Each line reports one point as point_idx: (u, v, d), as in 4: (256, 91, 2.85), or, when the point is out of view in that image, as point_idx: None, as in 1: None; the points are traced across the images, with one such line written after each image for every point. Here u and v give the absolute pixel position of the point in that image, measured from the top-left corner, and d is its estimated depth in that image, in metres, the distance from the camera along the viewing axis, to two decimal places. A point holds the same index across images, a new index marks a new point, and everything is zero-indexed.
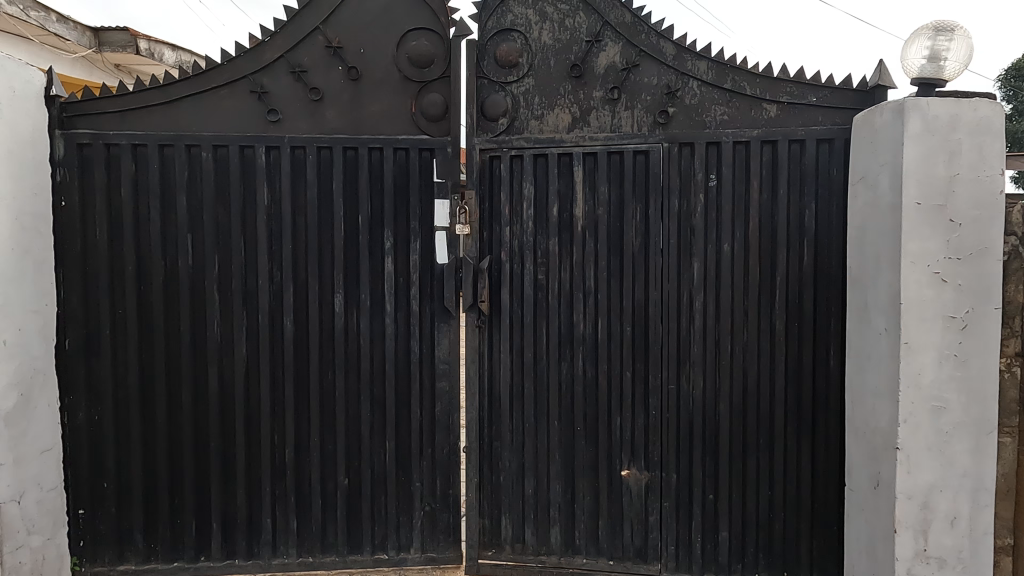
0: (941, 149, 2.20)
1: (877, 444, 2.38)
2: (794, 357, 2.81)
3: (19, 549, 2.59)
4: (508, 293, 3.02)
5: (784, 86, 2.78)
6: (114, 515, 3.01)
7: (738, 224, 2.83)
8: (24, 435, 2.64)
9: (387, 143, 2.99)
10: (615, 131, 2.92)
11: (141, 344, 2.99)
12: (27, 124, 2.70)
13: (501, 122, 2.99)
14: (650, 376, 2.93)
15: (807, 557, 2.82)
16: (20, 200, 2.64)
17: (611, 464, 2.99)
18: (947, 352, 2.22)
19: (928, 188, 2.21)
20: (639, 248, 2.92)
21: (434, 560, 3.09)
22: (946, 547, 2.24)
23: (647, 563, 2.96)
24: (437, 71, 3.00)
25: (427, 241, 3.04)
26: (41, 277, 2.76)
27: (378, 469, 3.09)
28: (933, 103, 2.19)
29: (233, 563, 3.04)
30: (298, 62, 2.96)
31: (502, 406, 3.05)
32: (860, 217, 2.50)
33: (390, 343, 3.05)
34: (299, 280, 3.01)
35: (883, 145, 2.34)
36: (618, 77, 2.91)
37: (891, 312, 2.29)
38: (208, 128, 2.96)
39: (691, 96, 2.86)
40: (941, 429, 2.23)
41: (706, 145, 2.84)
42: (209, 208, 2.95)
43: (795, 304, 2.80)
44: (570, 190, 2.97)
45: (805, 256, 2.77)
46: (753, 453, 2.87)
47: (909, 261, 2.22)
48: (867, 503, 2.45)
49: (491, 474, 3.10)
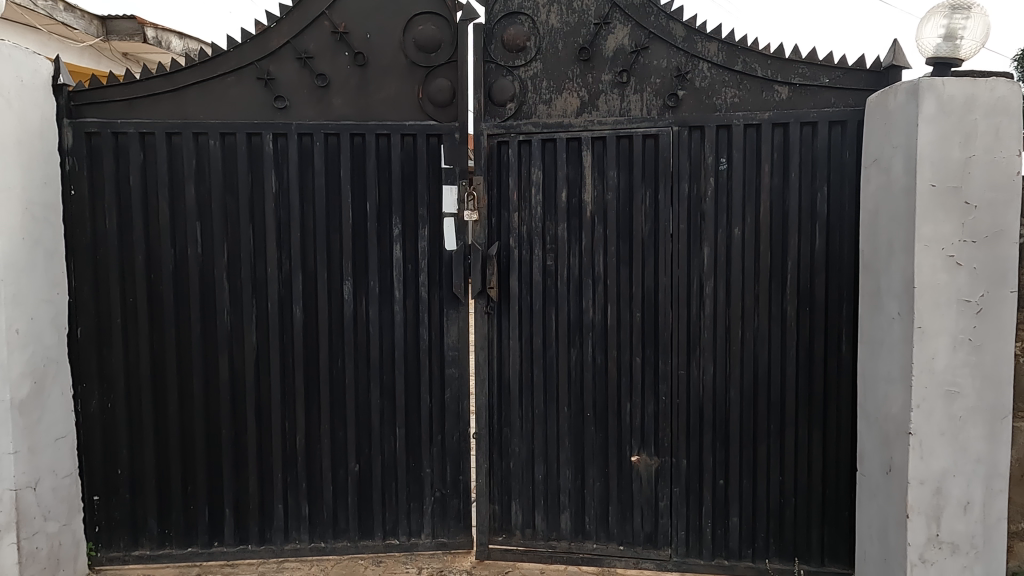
0: (956, 130, 2.16)
1: (889, 430, 2.36)
2: (805, 342, 2.79)
3: (36, 535, 2.63)
4: (517, 280, 3.01)
5: (796, 67, 2.74)
6: (129, 502, 3.04)
7: (749, 208, 2.80)
8: (39, 424, 2.66)
9: (395, 129, 2.98)
10: (624, 115, 2.89)
11: (153, 332, 3.00)
12: (35, 113, 2.70)
13: (509, 107, 2.97)
14: (660, 362, 2.92)
15: (818, 543, 2.82)
16: (30, 191, 2.65)
17: (621, 450, 2.99)
18: (961, 337, 2.20)
19: (944, 170, 2.17)
20: (648, 234, 2.89)
21: (445, 546, 3.12)
22: (959, 532, 2.23)
23: (657, 549, 2.96)
24: (445, 56, 2.97)
25: (435, 228, 3.03)
26: (52, 266, 2.78)
27: (388, 457, 3.10)
28: (948, 83, 2.15)
29: (247, 548, 3.07)
30: (304, 49, 2.94)
31: (511, 393, 3.05)
32: (873, 200, 2.47)
33: (400, 331, 3.06)
34: (308, 268, 3.02)
35: (898, 127, 2.30)
36: (627, 60, 2.87)
37: (904, 297, 2.26)
38: (214, 115, 2.95)
39: (701, 78, 2.82)
40: (954, 415, 2.21)
41: (716, 128, 2.80)
42: (217, 197, 2.95)
43: (807, 289, 2.77)
44: (578, 176, 2.95)
45: (817, 241, 2.74)
46: (764, 439, 2.86)
47: (922, 244, 2.19)
48: (879, 489, 2.44)
49: (501, 460, 3.10)
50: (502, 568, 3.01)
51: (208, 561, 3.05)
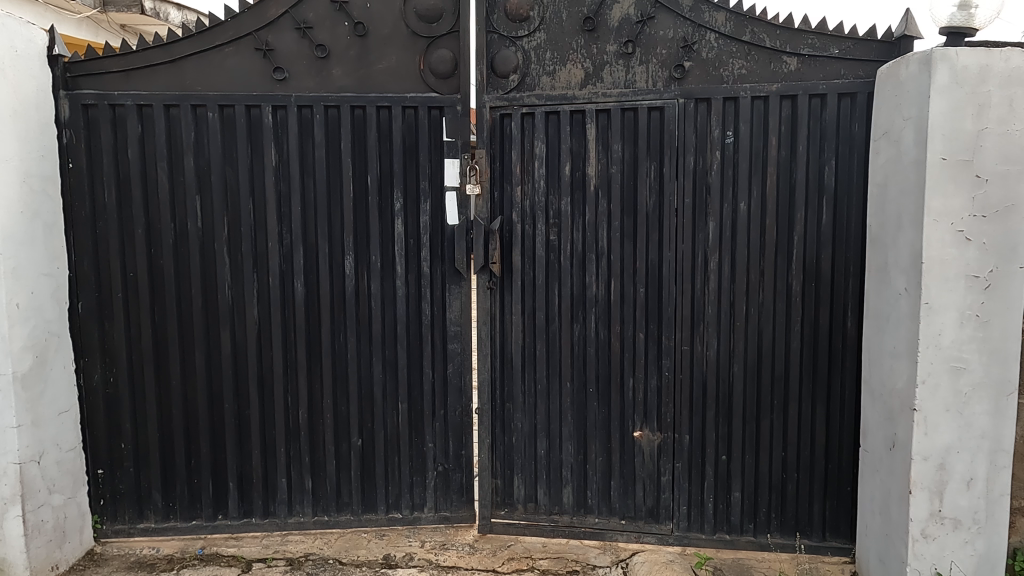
0: (969, 102, 2.11)
1: (894, 405, 2.35)
2: (811, 318, 2.77)
3: (41, 508, 2.65)
4: (519, 254, 2.98)
5: (805, 38, 2.68)
6: (133, 475, 3.05)
7: (755, 181, 2.76)
8: (42, 397, 2.67)
9: (396, 101, 2.93)
10: (629, 87, 2.84)
11: (154, 305, 2.99)
12: (31, 83, 2.67)
13: (512, 78, 2.92)
14: (663, 336, 2.89)
15: (819, 517, 2.83)
16: (27, 163, 2.63)
17: (623, 424, 2.99)
18: (968, 313, 2.17)
19: (955, 143, 2.13)
20: (653, 207, 2.85)
21: (448, 519, 3.14)
22: (961, 508, 2.22)
23: (659, 523, 2.98)
24: (446, 26, 2.91)
25: (437, 202, 3.00)
26: (52, 240, 2.76)
27: (391, 431, 3.11)
28: (962, 53, 2.10)
29: (251, 521, 3.09)
30: (303, 18, 2.88)
31: (514, 367, 3.04)
32: (882, 174, 2.43)
33: (401, 305, 3.04)
34: (309, 242, 2.99)
35: (909, 98, 2.25)
36: (632, 30, 2.81)
37: (913, 271, 2.23)
38: (212, 87, 2.90)
39: (708, 49, 2.76)
40: (960, 390, 2.19)
41: (723, 100, 2.75)
42: (217, 170, 2.91)
43: (813, 264, 2.74)
44: (582, 149, 2.90)
45: (824, 215, 2.71)
46: (767, 415, 2.85)
47: (932, 219, 2.16)
48: (882, 465, 2.44)
49: (503, 436, 3.11)
50: (505, 542, 3.03)
51: (212, 534, 3.08)
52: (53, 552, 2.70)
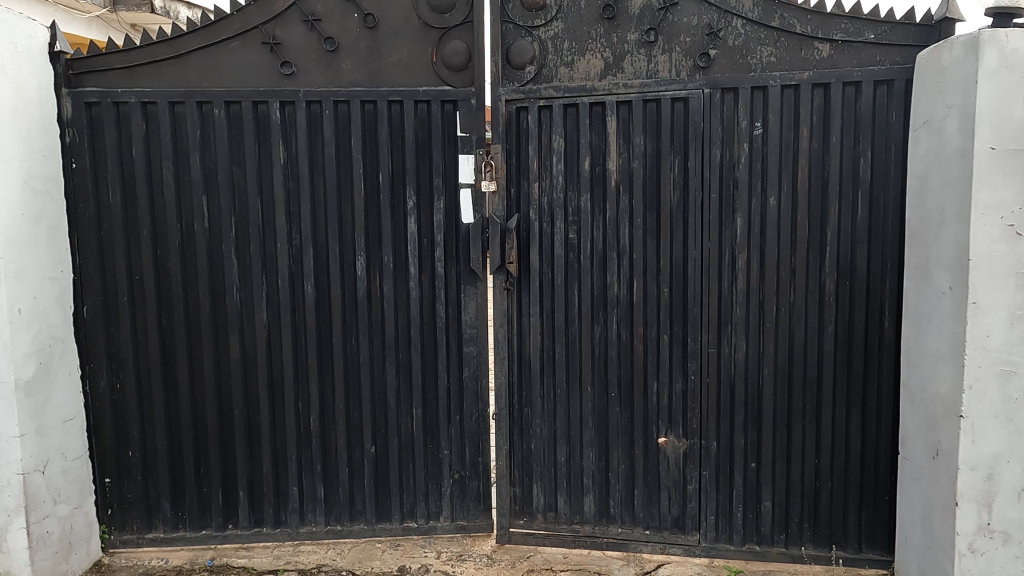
0: (1020, 86, 1.96)
1: (937, 412, 2.21)
2: (845, 318, 2.63)
3: (47, 519, 2.57)
4: (537, 253, 2.86)
5: (838, 22, 2.54)
6: (141, 483, 2.97)
7: (786, 175, 2.62)
8: (46, 405, 2.59)
9: (407, 95, 2.81)
10: (651, 77, 2.71)
11: (161, 308, 2.90)
12: (32, 81, 2.59)
13: (529, 70, 2.80)
14: (688, 338, 2.76)
15: (855, 528, 2.69)
16: (29, 164, 2.55)
17: (647, 431, 2.86)
18: (1019, 313, 2.02)
19: (1005, 131, 1.98)
20: (677, 203, 2.72)
21: (465, 529, 3.03)
22: (1012, 520, 2.07)
23: (685, 533, 2.85)
24: (459, 16, 2.79)
25: (451, 199, 2.88)
26: (55, 243, 2.68)
27: (405, 437, 3.00)
28: (1013, 35, 1.96)
29: (262, 531, 3.00)
30: (311, 10, 2.78)
31: (533, 371, 2.92)
32: (922, 165, 2.29)
33: (415, 308, 2.93)
34: (320, 243, 2.89)
35: (952, 84, 2.11)
36: (655, 18, 2.68)
37: (957, 269, 2.10)
38: (219, 83, 2.81)
39: (735, 36, 2.63)
40: (1010, 396, 2.04)
41: (751, 90, 2.61)
42: (224, 169, 2.82)
43: (847, 261, 2.60)
44: (602, 142, 2.77)
45: (859, 211, 2.57)
46: (798, 421, 2.71)
47: (979, 213, 2.02)
48: (925, 474, 2.30)
49: (522, 441, 2.99)
50: (524, 552, 2.92)
51: (222, 544, 2.99)
52: (59, 563, 2.63)
